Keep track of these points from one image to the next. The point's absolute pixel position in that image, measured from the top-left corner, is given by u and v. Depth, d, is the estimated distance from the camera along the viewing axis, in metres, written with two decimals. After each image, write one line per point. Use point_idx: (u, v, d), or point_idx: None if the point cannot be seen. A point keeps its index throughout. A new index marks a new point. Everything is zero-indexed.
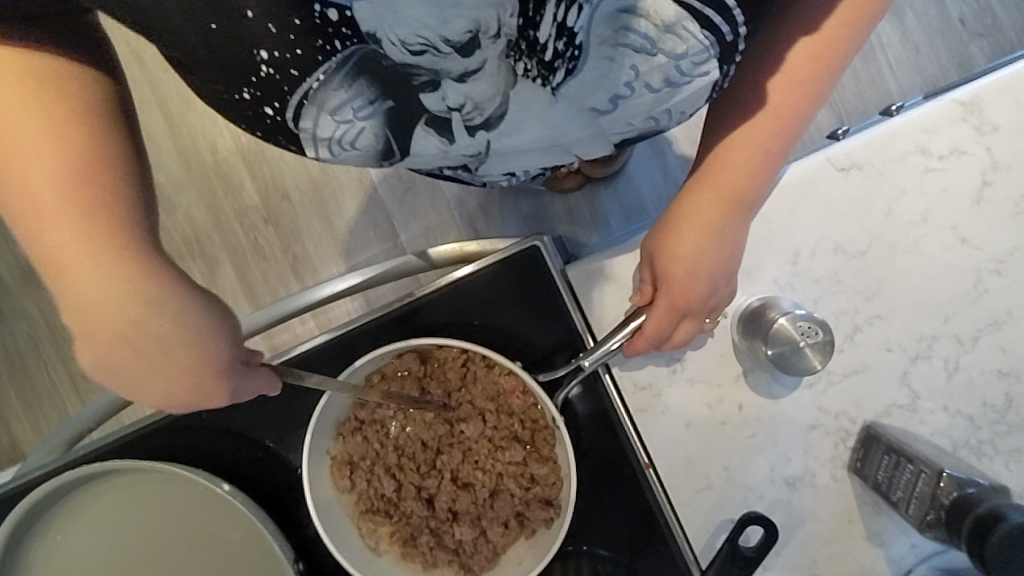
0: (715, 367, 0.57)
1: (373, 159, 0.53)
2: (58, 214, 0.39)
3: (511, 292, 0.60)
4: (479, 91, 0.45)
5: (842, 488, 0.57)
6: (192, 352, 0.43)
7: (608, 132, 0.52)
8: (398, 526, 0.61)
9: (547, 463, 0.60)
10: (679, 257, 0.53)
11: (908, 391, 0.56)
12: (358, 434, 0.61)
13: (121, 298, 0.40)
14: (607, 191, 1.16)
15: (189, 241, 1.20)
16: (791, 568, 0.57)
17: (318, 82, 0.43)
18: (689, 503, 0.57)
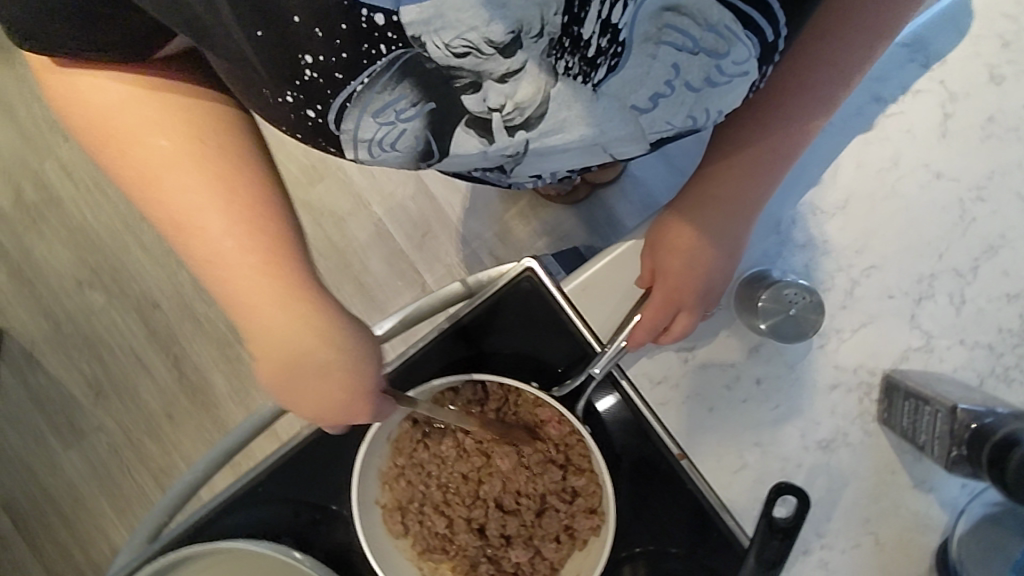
0: (724, 347, 0.59)
1: (413, 161, 0.57)
2: (239, 264, 0.52)
3: (517, 317, 0.62)
4: (521, 93, 0.47)
5: (877, 442, 0.57)
6: (342, 371, 0.56)
7: (648, 131, 0.55)
8: (457, 560, 0.65)
9: (587, 475, 0.62)
10: (679, 250, 0.57)
11: (919, 332, 0.58)
12: (401, 479, 0.64)
13: (297, 331, 0.54)
14: (617, 195, 1.18)
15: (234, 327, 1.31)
16: (846, 531, 0.57)
17: (362, 84, 0.47)
18: (730, 484, 0.58)
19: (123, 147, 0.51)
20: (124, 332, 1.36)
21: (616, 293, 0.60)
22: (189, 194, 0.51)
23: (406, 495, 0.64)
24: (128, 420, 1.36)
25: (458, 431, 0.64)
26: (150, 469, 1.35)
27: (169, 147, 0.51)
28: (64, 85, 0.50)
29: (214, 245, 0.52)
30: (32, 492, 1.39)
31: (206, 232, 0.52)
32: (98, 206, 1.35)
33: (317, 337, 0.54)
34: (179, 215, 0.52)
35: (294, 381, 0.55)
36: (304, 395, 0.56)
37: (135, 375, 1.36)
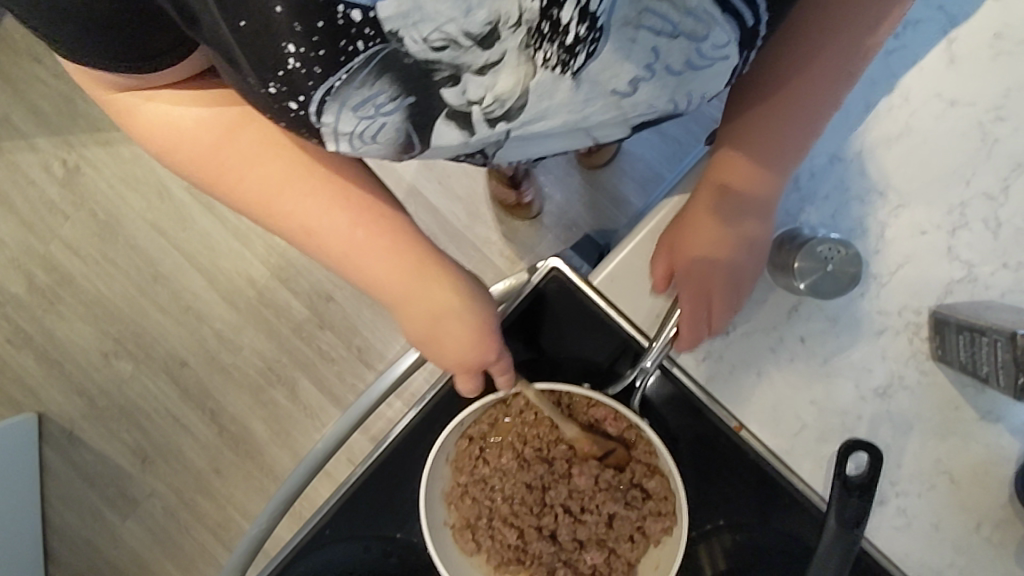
0: (761, 311, 0.59)
1: (393, 153, 0.58)
2: (375, 248, 0.59)
3: (557, 320, 0.63)
4: (500, 84, 0.48)
5: (935, 380, 0.57)
6: (478, 321, 0.61)
7: (630, 113, 0.56)
8: (532, 570, 0.65)
9: (655, 472, 0.62)
10: (698, 245, 0.58)
11: (960, 264, 0.57)
12: (466, 497, 0.64)
13: (438, 289, 0.60)
14: (618, 176, 1.18)
15: (264, 371, 1.34)
16: (918, 474, 0.56)
17: (341, 80, 0.47)
18: (793, 448, 0.58)
19: (241, 167, 0.55)
20: (156, 394, 1.37)
21: (646, 279, 0.60)
22: (311, 196, 0.56)
23: (473, 512, 0.65)
24: (178, 481, 1.37)
25: (516, 441, 0.65)
26: (208, 526, 1.36)
27: (281, 157, 0.55)
28: (161, 123, 0.53)
29: (347, 236, 0.58)
30: (98, 566, 1.41)
31: (335, 225, 0.57)
32: (110, 277, 1.36)
33: (453, 289, 0.61)
34: (306, 219, 0.57)
35: (441, 343, 0.62)
36: (453, 356, 0.62)
37: (176, 436, 1.37)
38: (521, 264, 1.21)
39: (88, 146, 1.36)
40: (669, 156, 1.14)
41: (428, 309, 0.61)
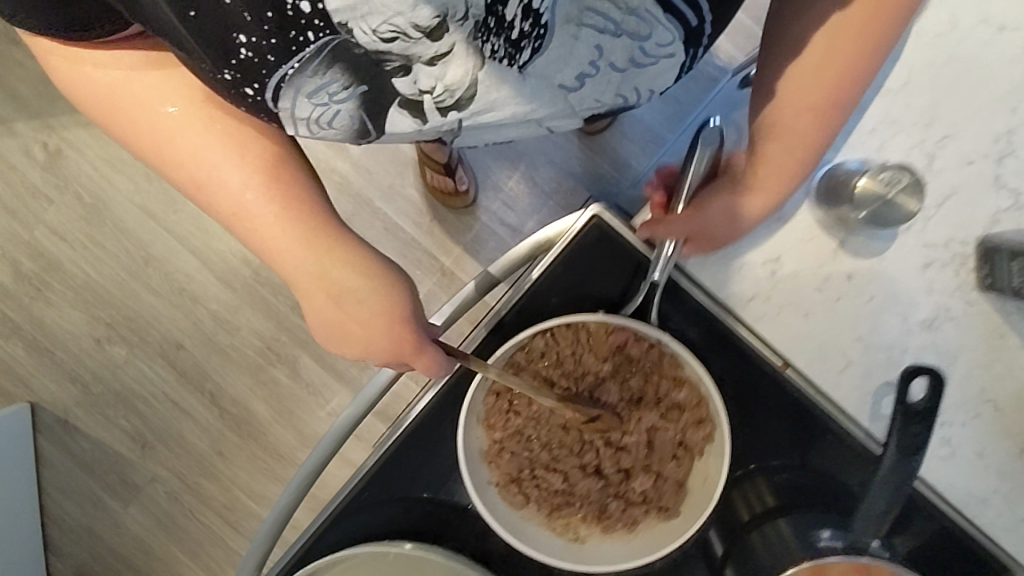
0: (809, 249, 0.59)
1: (352, 137, 0.60)
2: (270, 223, 0.59)
3: (588, 267, 0.62)
4: (450, 75, 0.50)
5: (979, 311, 0.58)
6: (384, 309, 0.61)
7: (579, 108, 0.61)
8: (584, 508, 0.67)
9: (684, 383, 0.62)
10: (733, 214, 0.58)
11: (1007, 192, 0.58)
12: (504, 453, 0.66)
13: (332, 271, 0.60)
14: (618, 138, 1.17)
15: (263, 350, 1.31)
16: (962, 403, 0.58)
17: (294, 68, 0.48)
18: (839, 384, 0.59)
19: (151, 126, 0.57)
20: (153, 378, 1.34)
21: None
22: (205, 165, 0.57)
23: (515, 468, 0.66)
24: (180, 465, 1.35)
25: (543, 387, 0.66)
26: (214, 508, 1.35)
27: (191, 125, 0.56)
28: (84, 74, 0.55)
29: (239, 201, 0.58)
30: (102, 554, 1.39)
31: (228, 182, 0.58)
32: (99, 261, 1.32)
33: (353, 277, 0.61)
34: (202, 171, 0.58)
35: (346, 318, 0.62)
36: (359, 331, 0.62)
37: (176, 420, 1.35)
38: (522, 232, 1.20)
39: (66, 126, 1.31)
40: (671, 116, 1.14)
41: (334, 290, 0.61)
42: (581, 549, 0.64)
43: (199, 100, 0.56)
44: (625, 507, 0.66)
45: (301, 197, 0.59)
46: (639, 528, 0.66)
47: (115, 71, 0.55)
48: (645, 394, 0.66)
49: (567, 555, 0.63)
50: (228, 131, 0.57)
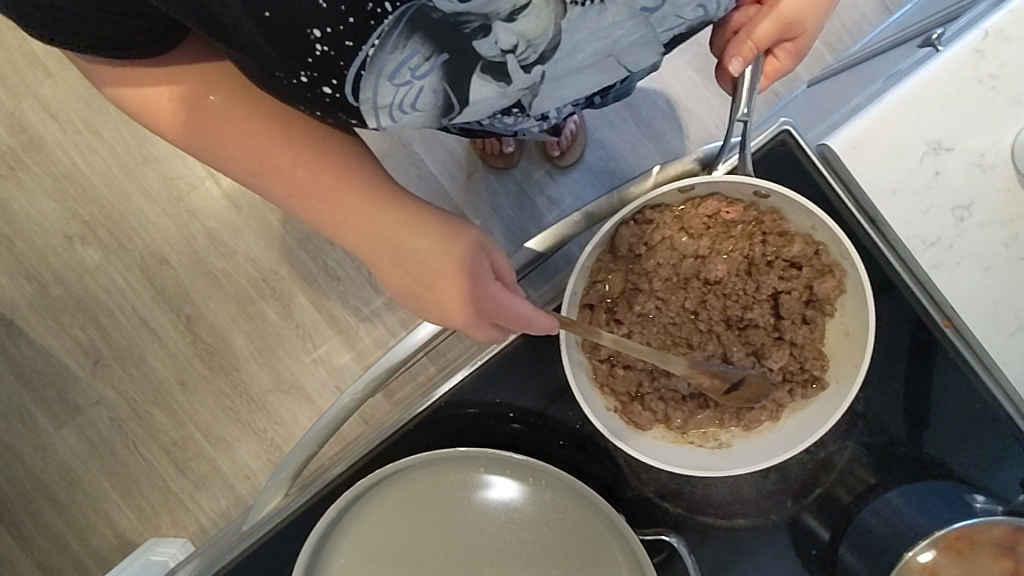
0: (1005, 205, 0.62)
1: (435, 118, 0.53)
2: (330, 185, 0.51)
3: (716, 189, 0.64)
4: (531, 26, 0.45)
5: None
6: (444, 267, 0.53)
7: (659, 30, 0.53)
8: (719, 407, 0.67)
9: (794, 237, 0.65)
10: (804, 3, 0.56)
11: None
12: (619, 370, 0.67)
13: (392, 226, 0.52)
14: (674, 131, 1.14)
15: (257, 282, 1.21)
16: None
17: (374, 48, 0.43)
18: (1004, 347, 0.63)
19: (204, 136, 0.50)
20: (124, 291, 1.21)
21: (873, 165, 0.63)
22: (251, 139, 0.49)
23: (632, 385, 0.67)
24: (132, 391, 1.21)
25: (639, 281, 0.67)
26: (161, 444, 1.21)
27: (228, 106, 0.49)
28: (132, 101, 0.50)
29: (291, 176, 0.50)
30: (18, 478, 1.22)
31: (273, 165, 0.50)
32: (92, 152, 1.21)
33: (412, 230, 0.52)
34: (244, 156, 0.50)
35: (433, 295, 0.54)
36: (440, 307, 0.54)
37: (140, 340, 1.21)
38: (561, 206, 1.14)
39: None
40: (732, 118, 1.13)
41: (400, 256, 0.53)
42: (728, 454, 0.65)
43: (235, 86, 0.49)
44: (763, 397, 0.66)
45: (367, 168, 0.52)
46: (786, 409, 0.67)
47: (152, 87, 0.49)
48: (754, 257, 0.67)
49: (716, 462, 0.64)
50: (272, 110, 0.49)
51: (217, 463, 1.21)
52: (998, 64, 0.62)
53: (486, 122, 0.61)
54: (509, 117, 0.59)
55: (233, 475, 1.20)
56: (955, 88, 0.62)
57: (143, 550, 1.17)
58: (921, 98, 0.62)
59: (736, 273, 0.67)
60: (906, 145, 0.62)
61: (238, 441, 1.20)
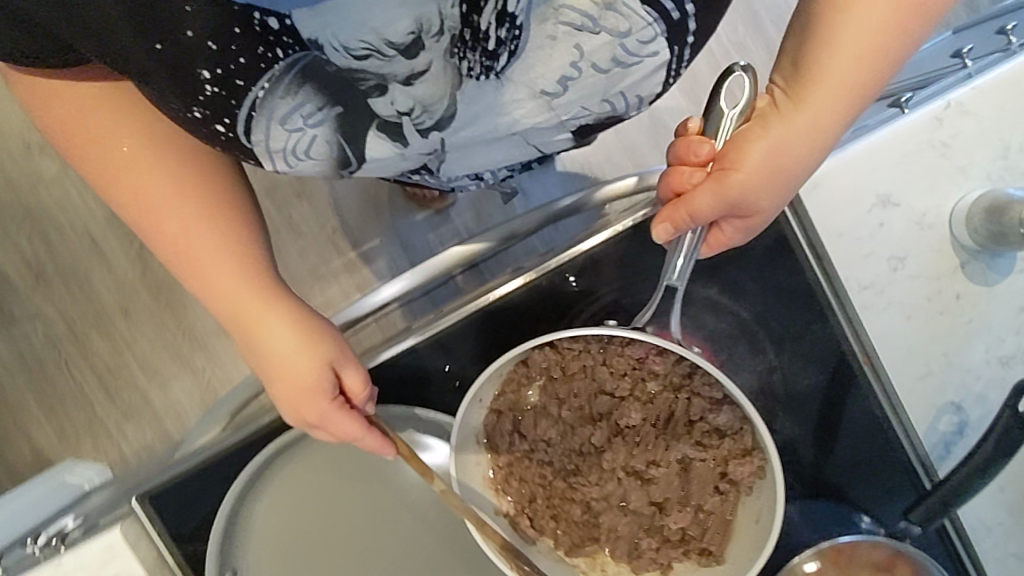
0: (934, 261, 0.70)
1: (335, 169, 0.64)
2: (197, 256, 0.60)
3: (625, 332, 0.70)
4: (426, 92, 0.56)
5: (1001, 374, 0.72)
6: (294, 369, 0.63)
7: (565, 116, 0.64)
8: (607, 546, 0.72)
9: (721, 404, 0.71)
10: (754, 185, 0.54)
11: None
12: (511, 479, 0.73)
13: (241, 309, 0.62)
14: (650, 145, 1.12)
15: None
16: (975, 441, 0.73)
17: (264, 90, 0.53)
18: (914, 388, 0.72)
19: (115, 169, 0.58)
20: (78, 206, 1.17)
21: (827, 208, 0.69)
22: (154, 195, 0.58)
23: (525, 495, 0.73)
24: (71, 310, 1.18)
25: (552, 405, 0.73)
26: (94, 367, 1.19)
27: (143, 161, 0.58)
28: (55, 121, 0.56)
29: (174, 237, 0.59)
30: None
31: (164, 230, 0.59)
32: None
33: (267, 325, 0.62)
34: (141, 208, 0.58)
35: (290, 402, 0.64)
36: (290, 389, 0.64)
37: (87, 260, 1.18)
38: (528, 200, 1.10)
39: None
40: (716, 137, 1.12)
41: (257, 340, 0.63)
42: None
43: (150, 146, 0.58)
44: (651, 547, 0.72)
45: (246, 258, 0.62)
46: (673, 567, 0.72)
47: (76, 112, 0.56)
48: (676, 414, 0.72)
49: None
50: (176, 184, 0.59)
51: (148, 396, 1.19)
52: (953, 134, 0.69)
53: (418, 178, 0.75)
54: (420, 175, 0.74)
55: (163, 410, 1.19)
56: (909, 148, 0.69)
57: (59, 470, 1.14)
58: (880, 152, 0.68)
59: (652, 423, 0.73)
60: (860, 195, 0.69)
61: (172, 377, 1.18)
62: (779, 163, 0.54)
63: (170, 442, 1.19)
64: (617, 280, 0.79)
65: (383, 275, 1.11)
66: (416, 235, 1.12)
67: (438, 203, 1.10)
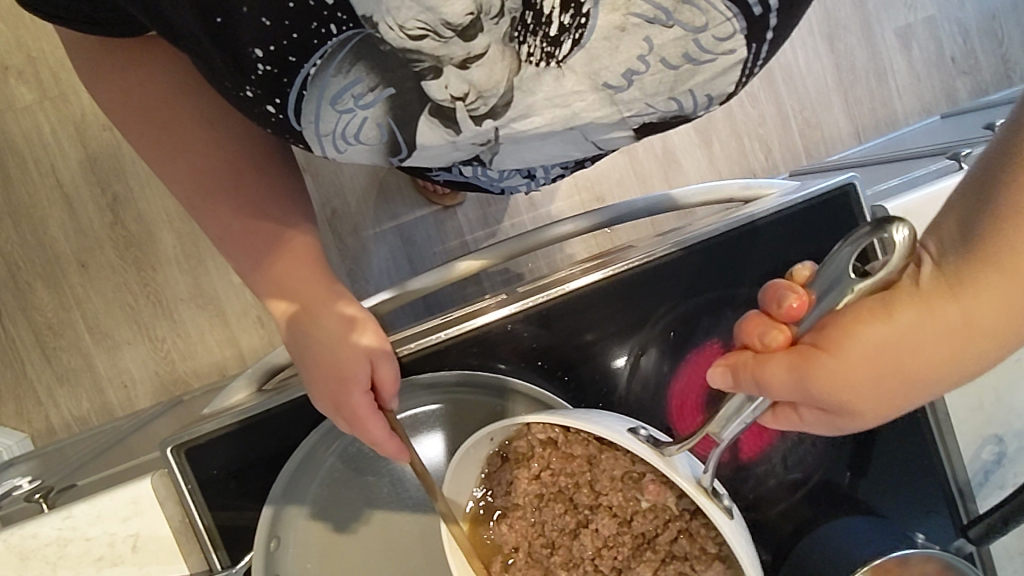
0: None
1: (385, 157, 0.53)
2: (251, 235, 0.53)
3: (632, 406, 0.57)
4: (483, 79, 0.44)
5: None
6: (346, 359, 0.53)
7: (626, 112, 0.48)
8: None
9: (713, 559, 0.55)
10: (851, 375, 0.35)
11: None
12: (504, 522, 0.58)
13: (301, 287, 0.54)
14: (661, 175, 1.17)
15: None
16: None
17: (315, 68, 0.44)
18: (964, 418, 0.69)
19: (167, 150, 0.51)
20: (47, 142, 1.03)
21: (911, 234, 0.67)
22: (208, 179, 0.52)
23: (500, 544, 0.58)
24: (17, 255, 1.03)
25: (550, 468, 0.57)
26: (32, 324, 1.04)
27: (194, 138, 0.51)
28: (109, 92, 0.51)
29: (224, 224, 0.53)
30: None
31: (216, 211, 0.52)
32: None
33: (323, 299, 0.54)
34: (193, 193, 0.52)
35: (318, 386, 0.53)
36: (334, 374, 0.53)
37: (46, 205, 1.04)
38: (539, 210, 1.12)
39: None
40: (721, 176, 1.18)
41: (307, 301, 0.54)
42: None
43: (208, 125, 0.51)
44: None
45: (312, 249, 0.55)
46: None
47: (126, 88, 0.50)
48: (665, 542, 0.56)
49: None
50: (231, 165, 0.52)
51: (93, 361, 1.06)
52: None
53: (466, 175, 0.58)
54: (470, 169, 0.56)
55: (108, 379, 1.06)
56: None
57: None
58: None
59: (632, 540, 0.57)
60: None
61: (126, 344, 1.06)
62: (901, 358, 0.35)
63: (110, 415, 1.06)
64: (646, 307, 0.64)
65: (381, 266, 1.08)
66: (418, 230, 1.09)
67: (448, 200, 1.07)
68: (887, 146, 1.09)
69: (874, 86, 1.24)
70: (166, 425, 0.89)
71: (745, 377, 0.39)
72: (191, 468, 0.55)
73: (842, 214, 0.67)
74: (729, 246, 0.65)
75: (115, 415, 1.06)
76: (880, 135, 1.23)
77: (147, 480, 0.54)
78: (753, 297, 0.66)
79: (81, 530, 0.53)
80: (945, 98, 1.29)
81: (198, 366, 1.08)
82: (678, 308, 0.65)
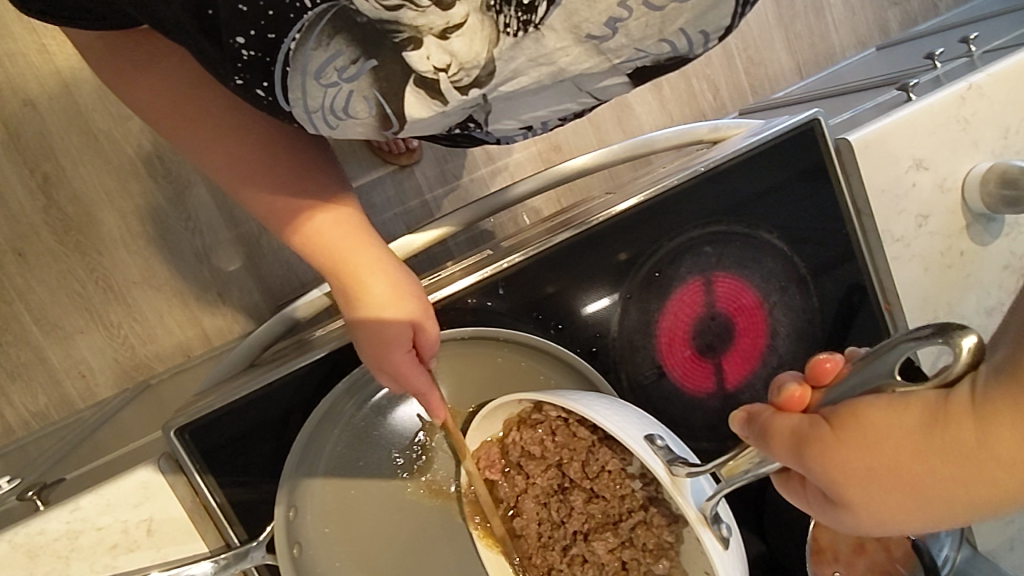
0: (949, 222, 0.73)
1: (378, 131, 0.51)
2: (276, 214, 0.52)
3: None
4: (466, 49, 0.44)
5: None
6: (394, 320, 0.53)
7: (615, 60, 0.48)
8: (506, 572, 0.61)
9: (661, 557, 0.58)
10: (856, 456, 0.35)
11: None
12: (506, 473, 0.61)
13: (338, 258, 0.53)
14: (614, 121, 1.17)
15: (148, 160, 1.02)
16: None
17: (295, 42, 0.42)
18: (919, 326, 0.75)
19: (186, 139, 0.50)
20: None
21: (872, 163, 0.70)
22: (231, 164, 0.50)
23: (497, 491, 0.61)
24: None
25: (560, 438, 0.59)
26: None
27: (211, 126, 0.49)
28: (120, 87, 0.49)
29: (254, 200, 0.52)
30: None
31: (243, 192, 0.51)
32: None
33: (370, 264, 0.53)
34: (223, 172, 0.51)
35: (360, 337, 0.54)
36: (378, 334, 0.53)
37: None
38: (497, 163, 1.12)
39: None
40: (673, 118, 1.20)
41: (349, 261, 0.53)
42: None
43: (221, 110, 0.49)
44: None
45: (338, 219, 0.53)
46: None
47: (146, 86, 0.49)
48: (631, 532, 0.59)
49: None
50: (251, 148, 0.50)
51: (44, 354, 1.00)
52: (980, 95, 0.71)
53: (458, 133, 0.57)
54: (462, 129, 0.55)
55: (64, 371, 1.01)
56: (939, 120, 0.71)
57: None
58: (919, 119, 0.70)
59: (601, 518, 0.60)
60: (898, 155, 0.70)
61: (79, 334, 1.01)
62: (901, 462, 0.33)
63: (71, 408, 1.02)
64: (628, 255, 0.66)
65: None
66: (377, 193, 1.06)
67: (405, 159, 1.05)
68: (828, 80, 1.13)
69: (812, 22, 1.28)
70: (135, 415, 0.87)
71: (766, 417, 0.43)
72: (196, 446, 0.55)
73: (809, 147, 0.69)
74: (712, 184, 0.68)
75: (76, 407, 1.02)
76: (819, 69, 1.27)
77: (154, 466, 0.54)
78: (732, 234, 0.69)
79: (90, 521, 0.52)
80: (879, 30, 1.34)
81: (160, 349, 1.05)
82: (659, 251, 0.67)
